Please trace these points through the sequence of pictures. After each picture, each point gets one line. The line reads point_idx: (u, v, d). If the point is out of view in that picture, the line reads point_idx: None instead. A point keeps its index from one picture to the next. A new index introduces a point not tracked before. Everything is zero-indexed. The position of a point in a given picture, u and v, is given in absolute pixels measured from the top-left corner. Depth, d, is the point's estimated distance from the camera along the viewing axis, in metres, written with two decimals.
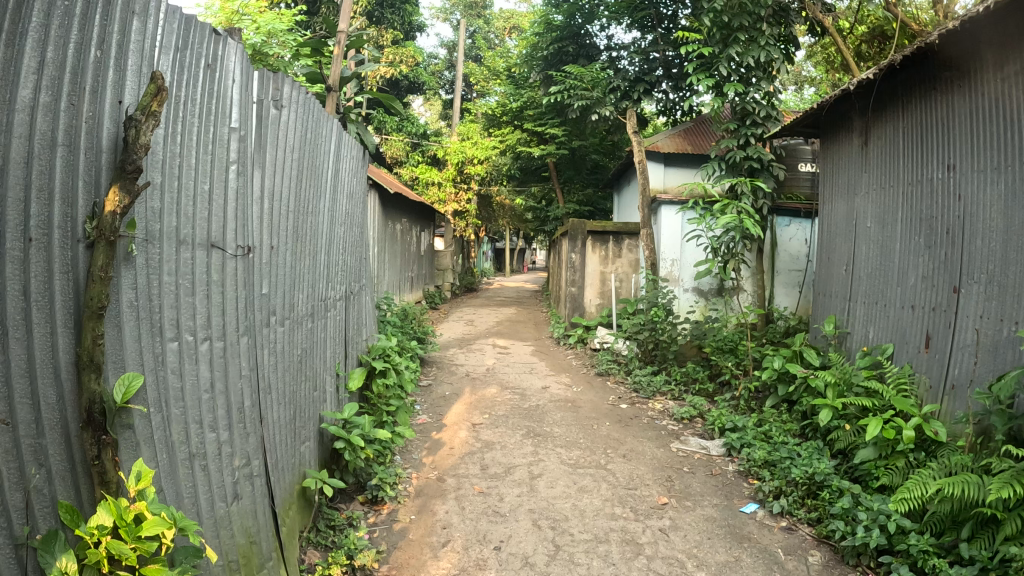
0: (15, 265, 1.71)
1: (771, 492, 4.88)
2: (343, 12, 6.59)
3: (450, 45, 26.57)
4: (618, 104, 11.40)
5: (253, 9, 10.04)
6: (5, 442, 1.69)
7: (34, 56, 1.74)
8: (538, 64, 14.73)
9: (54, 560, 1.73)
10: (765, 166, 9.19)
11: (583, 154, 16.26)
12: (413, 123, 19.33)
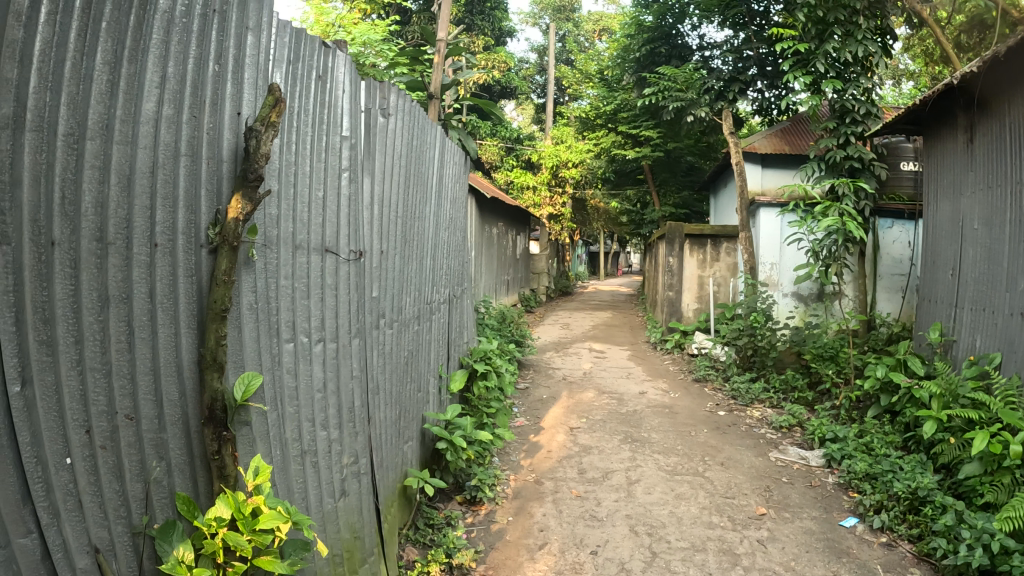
0: (143, 268, 1.80)
1: (871, 506, 4.74)
2: (443, 18, 6.72)
3: (541, 49, 26.68)
4: (713, 104, 11.50)
5: (348, 22, 10.39)
6: (129, 437, 1.78)
7: (156, 72, 1.83)
8: (631, 66, 14.67)
9: (172, 549, 1.82)
10: (866, 166, 8.97)
11: (678, 158, 16.08)
12: (507, 129, 19.65)
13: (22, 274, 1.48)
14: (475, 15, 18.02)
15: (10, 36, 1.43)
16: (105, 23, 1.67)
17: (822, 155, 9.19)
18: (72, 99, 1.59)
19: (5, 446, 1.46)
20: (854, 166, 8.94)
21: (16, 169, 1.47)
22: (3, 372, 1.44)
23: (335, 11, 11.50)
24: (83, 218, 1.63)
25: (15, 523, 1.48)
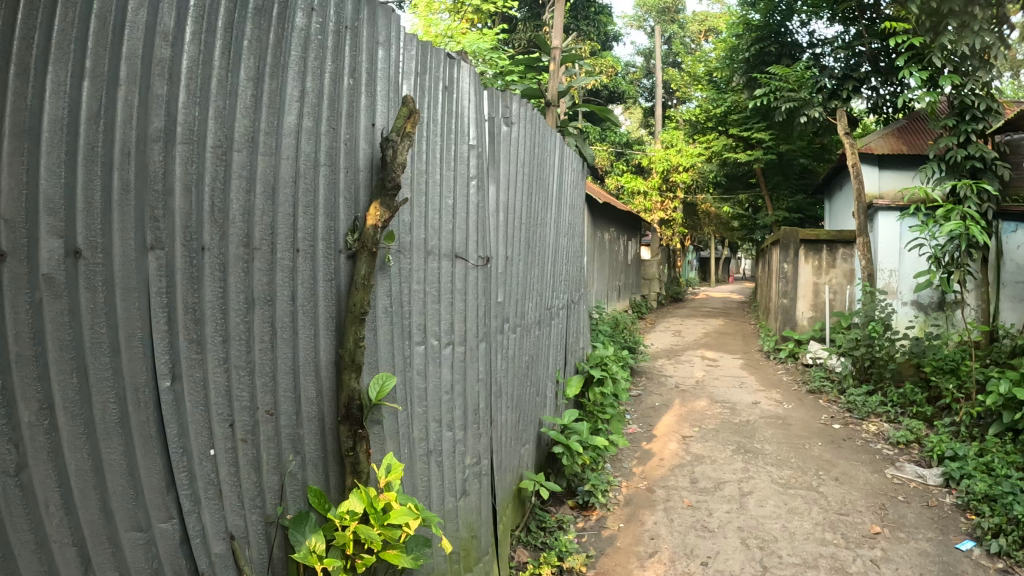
0: (285, 272, 1.90)
1: (989, 529, 4.54)
2: (558, 27, 6.76)
3: (647, 52, 26.45)
4: (827, 103, 11.04)
5: (457, 33, 10.56)
6: (270, 431, 1.88)
7: (296, 86, 1.94)
8: (739, 67, 14.39)
9: (304, 539, 1.87)
10: (989, 166, 8.54)
11: (792, 159, 15.68)
12: (615, 133, 19.72)
13: (174, 276, 1.58)
14: (580, 19, 18.12)
15: (158, 55, 1.54)
16: (247, 41, 1.77)
17: (942, 155, 8.90)
18: (220, 113, 1.69)
19: (154, 437, 1.56)
20: (975, 166, 8.54)
21: (170, 180, 1.57)
22: (155, 367, 1.55)
23: (443, 22, 11.68)
24: (230, 225, 1.73)
25: (158, 509, 1.58)
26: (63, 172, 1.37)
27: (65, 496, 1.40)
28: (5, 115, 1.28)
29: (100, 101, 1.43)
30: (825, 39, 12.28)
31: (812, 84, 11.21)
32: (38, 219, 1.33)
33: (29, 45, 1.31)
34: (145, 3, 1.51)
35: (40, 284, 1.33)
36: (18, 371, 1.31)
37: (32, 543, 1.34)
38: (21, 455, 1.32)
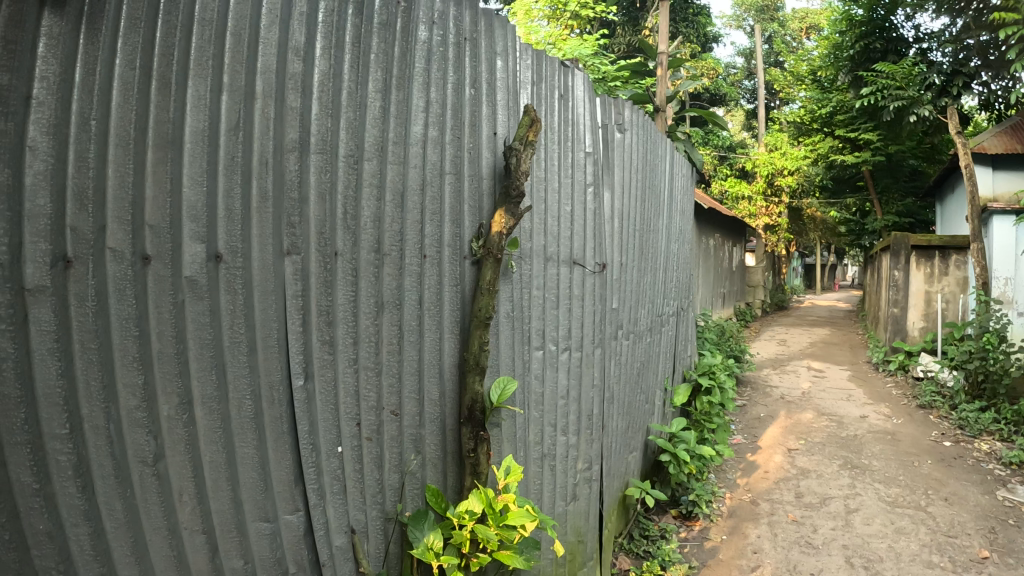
0: (414, 277, 1.97)
1: None
2: (663, 32, 6.72)
3: (748, 53, 25.93)
4: (936, 101, 11.16)
5: (557, 40, 10.46)
6: (394, 430, 1.94)
7: (422, 97, 2.00)
8: (844, 66, 13.99)
9: (422, 535, 1.91)
10: None
11: (902, 159, 15.15)
12: (718, 136, 19.41)
13: (307, 279, 1.66)
14: (680, 21, 17.81)
15: (292, 69, 1.62)
16: (374, 55, 1.84)
17: None
18: (351, 124, 1.76)
19: (285, 433, 1.64)
20: None
21: (304, 189, 1.65)
22: (290, 367, 1.63)
23: (541, 28, 11.60)
24: (362, 231, 1.80)
25: (286, 501, 1.65)
26: (205, 180, 1.45)
27: (199, 486, 1.48)
28: (149, 127, 1.38)
29: (238, 113, 1.51)
30: (932, 32, 11.91)
31: (920, 79, 11.43)
32: (181, 225, 1.42)
33: (169, 62, 1.41)
34: (276, 21, 1.60)
35: (183, 285, 1.42)
36: (160, 368, 1.39)
37: (164, 529, 1.43)
38: (159, 446, 1.41)
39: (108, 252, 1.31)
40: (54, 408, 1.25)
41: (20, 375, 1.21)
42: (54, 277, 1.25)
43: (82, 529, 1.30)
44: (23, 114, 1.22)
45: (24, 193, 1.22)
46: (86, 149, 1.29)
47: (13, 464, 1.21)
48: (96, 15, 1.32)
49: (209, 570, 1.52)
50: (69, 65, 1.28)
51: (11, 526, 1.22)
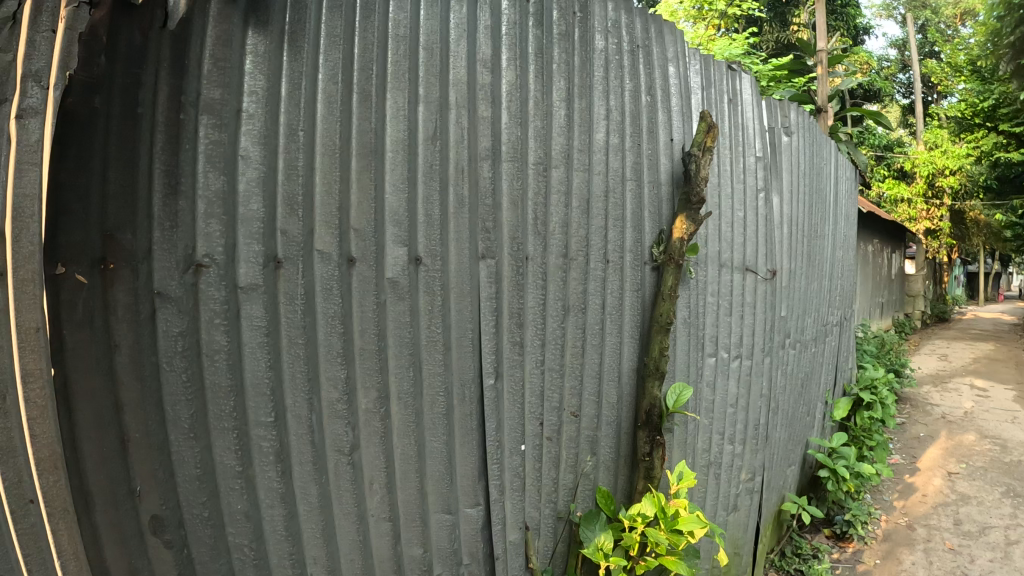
0: (598, 282, 2.04)
1: None
2: (822, 29, 6.52)
3: (904, 47, 24.72)
4: None
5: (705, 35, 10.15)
6: (572, 431, 2.03)
7: (603, 105, 2.08)
8: (1007, 55, 13.25)
9: (593, 535, 2.00)
10: None
11: None
12: (874, 136, 18.62)
13: (500, 283, 1.74)
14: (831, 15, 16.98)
15: (481, 80, 1.72)
16: (555, 65, 1.94)
17: None
18: (538, 132, 1.85)
19: (473, 429, 1.71)
20: None
21: (496, 196, 1.73)
22: (481, 366, 1.70)
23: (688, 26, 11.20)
24: (551, 235, 1.88)
25: (467, 495, 1.72)
26: (406, 187, 1.55)
27: (389, 477, 1.57)
28: (353, 138, 1.48)
29: (435, 124, 1.61)
30: None
31: None
32: (384, 229, 1.52)
33: (368, 76, 1.52)
34: (465, 35, 1.70)
35: (385, 286, 1.52)
36: (360, 363, 1.50)
37: (354, 515, 1.53)
38: (355, 437, 1.51)
39: (315, 254, 1.42)
40: (260, 398, 1.37)
41: (230, 367, 1.33)
42: (265, 276, 1.36)
43: (276, 511, 1.42)
44: (236, 126, 1.35)
45: (238, 198, 1.34)
46: (296, 157, 1.41)
47: (218, 447, 1.34)
48: (298, 34, 1.45)
49: (390, 557, 1.60)
50: (275, 79, 1.40)
51: (210, 504, 1.35)
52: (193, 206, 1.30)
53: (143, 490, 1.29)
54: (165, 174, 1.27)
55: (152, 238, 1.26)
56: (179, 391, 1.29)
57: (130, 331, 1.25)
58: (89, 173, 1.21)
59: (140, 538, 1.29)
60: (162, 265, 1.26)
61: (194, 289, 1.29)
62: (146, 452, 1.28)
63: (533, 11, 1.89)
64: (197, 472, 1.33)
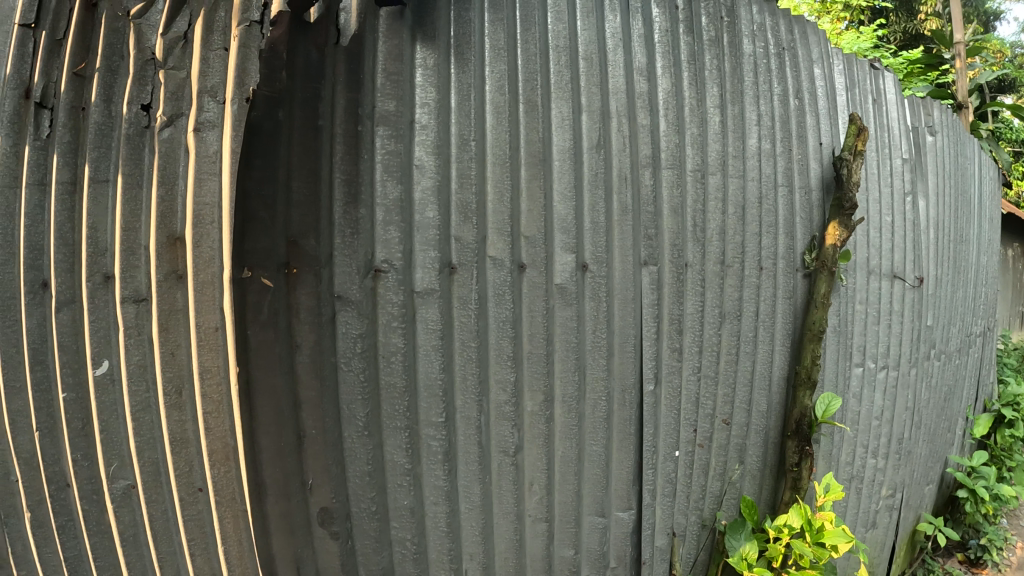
0: (752, 289, 2.03)
1: None
2: (958, 19, 6.21)
3: None
4: None
5: (833, 26, 9.77)
6: (723, 439, 2.06)
7: (755, 108, 2.06)
8: None
9: (739, 545, 2.00)
10: None
11: None
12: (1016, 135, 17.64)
13: (661, 290, 1.75)
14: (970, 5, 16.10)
15: (639, 89, 1.76)
16: (707, 70, 1.94)
17: None
18: (694, 140, 1.86)
19: (630, 434, 1.74)
20: None
21: (657, 204, 1.75)
22: (642, 372, 1.72)
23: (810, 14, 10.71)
24: (709, 242, 1.89)
25: (620, 498, 1.75)
26: (573, 195, 1.58)
27: (549, 479, 1.63)
28: (521, 147, 1.53)
29: (599, 134, 1.64)
30: None
31: None
32: (553, 237, 1.56)
33: (534, 87, 1.57)
34: (621, 44, 1.74)
35: (553, 292, 1.56)
36: (529, 367, 1.55)
37: (513, 514, 1.60)
38: (520, 438, 1.57)
39: (487, 261, 1.47)
40: (432, 398, 1.43)
41: (405, 367, 1.40)
42: (441, 281, 1.41)
43: (440, 507, 1.49)
44: (411, 137, 1.41)
45: (414, 205, 1.40)
46: (468, 167, 1.45)
47: (390, 445, 1.42)
48: (464, 46, 1.50)
49: (543, 556, 1.66)
50: (445, 91, 1.46)
51: (378, 499, 1.45)
52: (372, 214, 1.36)
53: (316, 484, 1.41)
54: (345, 185, 1.35)
55: (334, 245, 1.34)
56: (357, 392, 1.37)
57: (311, 333, 1.34)
58: (276, 184, 1.31)
59: (307, 528, 1.42)
60: (344, 268, 1.34)
61: (372, 293, 1.36)
62: (321, 447, 1.39)
63: (683, 19, 1.91)
64: (368, 468, 1.42)
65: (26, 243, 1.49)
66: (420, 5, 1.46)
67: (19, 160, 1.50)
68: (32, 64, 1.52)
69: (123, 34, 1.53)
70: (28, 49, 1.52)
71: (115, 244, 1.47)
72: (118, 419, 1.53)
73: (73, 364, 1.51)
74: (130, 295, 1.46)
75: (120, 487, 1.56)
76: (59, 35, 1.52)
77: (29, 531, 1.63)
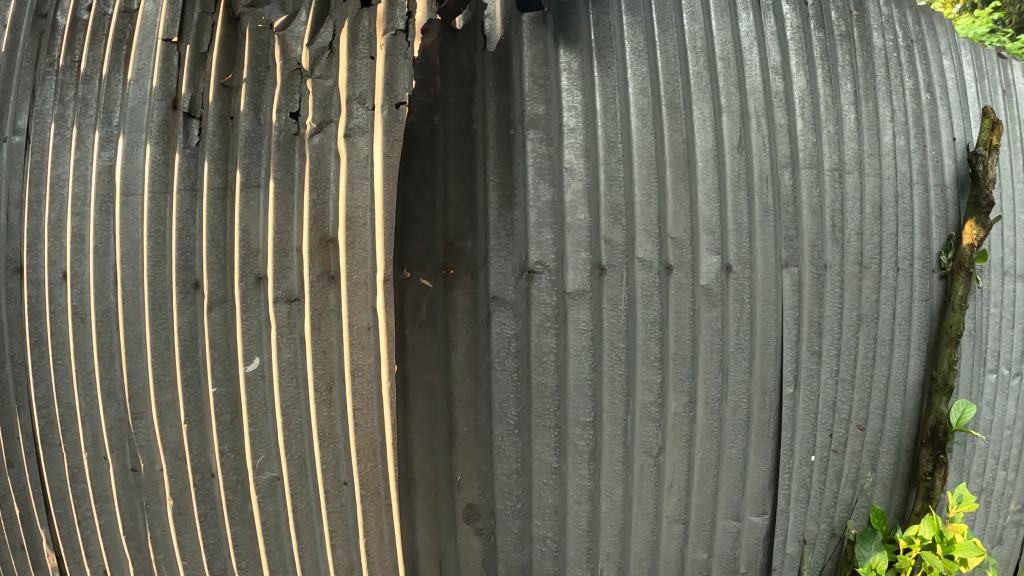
0: (889, 291, 1.97)
1: None
2: None
3: None
4: None
5: None
6: (857, 446, 2.01)
7: (888, 105, 2.00)
8: None
9: (869, 554, 1.97)
10: None
11: None
12: None
13: (801, 292, 1.73)
14: None
15: (775, 87, 1.75)
16: (841, 66, 1.91)
17: None
18: (832, 139, 1.82)
19: (768, 438, 1.72)
20: None
21: (797, 204, 1.72)
22: (782, 375, 1.70)
23: None
24: (847, 242, 1.84)
25: (754, 503, 1.74)
26: (717, 196, 1.59)
27: (688, 481, 1.65)
28: (666, 149, 1.57)
29: (739, 135, 1.65)
30: None
31: None
32: (699, 238, 1.57)
33: (676, 89, 1.61)
34: (756, 41, 1.75)
35: (699, 294, 1.57)
36: (675, 367, 1.57)
37: (651, 515, 1.63)
38: (662, 439, 1.60)
39: (637, 262, 1.50)
40: (581, 399, 1.48)
41: (557, 367, 1.46)
42: (592, 283, 1.46)
43: (582, 506, 1.55)
44: (561, 140, 1.47)
45: (566, 208, 1.46)
46: (616, 168, 1.50)
47: (538, 443, 1.48)
48: (606, 50, 1.56)
49: (676, 558, 1.70)
50: (590, 95, 1.51)
51: (523, 496, 1.50)
52: (526, 215, 1.43)
53: (463, 480, 1.47)
54: (499, 188, 1.42)
55: (489, 246, 1.41)
56: (509, 391, 1.44)
57: (467, 332, 1.41)
58: (433, 187, 1.39)
59: (452, 524, 1.48)
60: (499, 270, 1.41)
61: (526, 294, 1.42)
62: (471, 444, 1.45)
63: (813, 14, 1.89)
64: (515, 466, 1.48)
65: (179, 245, 1.57)
66: (560, 12, 1.53)
67: (168, 166, 1.60)
68: (177, 75, 1.65)
69: (268, 47, 1.61)
70: (174, 62, 1.66)
71: (267, 246, 1.52)
72: (266, 413, 1.57)
73: (224, 360, 1.56)
74: (282, 295, 1.50)
75: (263, 482, 1.60)
76: (203, 48, 1.65)
77: (171, 519, 1.71)
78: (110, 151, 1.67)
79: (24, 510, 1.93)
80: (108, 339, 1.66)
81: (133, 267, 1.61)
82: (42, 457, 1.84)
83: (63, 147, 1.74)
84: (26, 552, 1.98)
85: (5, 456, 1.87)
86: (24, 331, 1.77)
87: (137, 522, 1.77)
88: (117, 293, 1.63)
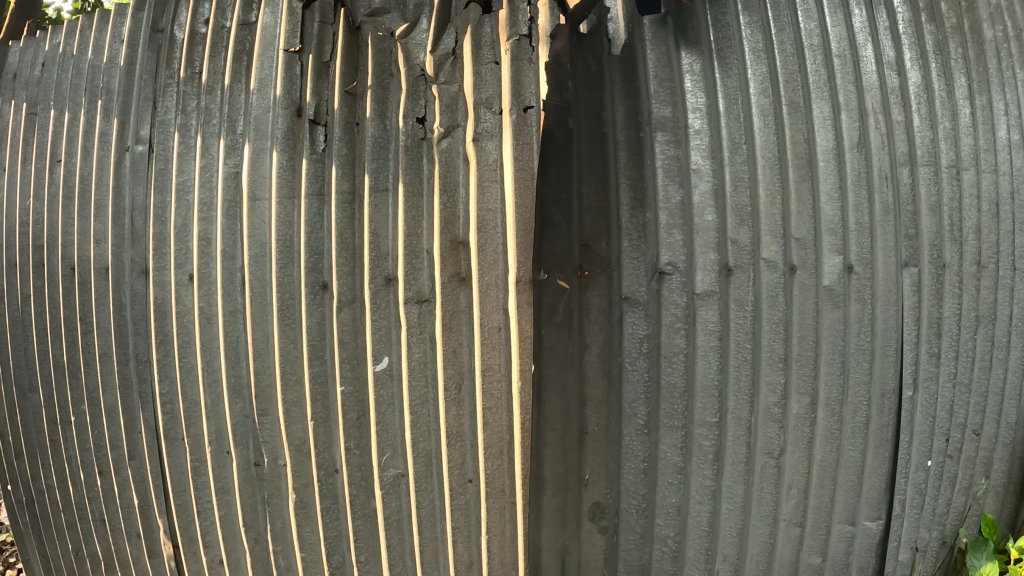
0: (1006, 293, 1.86)
1: None
2: None
3: None
4: None
5: None
6: (972, 450, 1.96)
7: (1002, 98, 1.88)
8: None
9: (981, 560, 1.91)
10: None
11: None
12: None
13: (921, 295, 1.70)
14: None
15: (890, 83, 1.73)
16: (954, 61, 1.86)
17: None
18: (949, 136, 1.79)
19: (888, 440, 1.68)
20: None
21: (916, 203, 1.70)
22: (903, 376, 1.67)
23: None
24: (966, 240, 1.79)
25: (869, 508, 1.72)
26: (839, 196, 1.60)
27: (806, 484, 1.65)
28: (788, 149, 1.58)
29: (859, 132, 1.64)
30: None
31: None
32: (821, 239, 1.58)
33: (795, 88, 1.61)
34: (869, 38, 1.74)
35: (822, 294, 1.57)
36: (797, 368, 1.58)
37: (769, 518, 1.65)
38: (784, 441, 1.61)
39: (762, 262, 1.52)
40: (708, 398, 1.52)
41: (685, 368, 1.50)
42: (719, 283, 1.49)
43: (704, 506, 1.59)
44: (688, 142, 1.51)
45: (694, 209, 1.49)
46: (742, 170, 1.52)
47: (665, 444, 1.53)
48: (725, 50, 1.59)
49: (791, 561, 1.71)
50: (713, 95, 1.54)
51: (648, 495, 1.55)
52: (657, 217, 1.47)
53: (592, 480, 1.53)
54: (631, 192, 1.47)
55: (622, 248, 1.45)
56: (640, 390, 1.49)
57: (601, 333, 1.46)
58: (569, 191, 1.44)
59: (578, 522, 1.54)
60: (631, 270, 1.46)
61: (657, 294, 1.47)
62: (601, 445, 1.51)
63: (924, 7, 1.87)
64: (642, 466, 1.53)
65: (308, 248, 1.62)
66: (678, 12, 1.59)
67: (294, 172, 1.65)
68: (300, 85, 1.71)
69: (390, 55, 1.67)
70: (296, 71, 1.72)
71: (397, 249, 1.57)
72: (394, 411, 1.61)
73: (352, 359, 1.62)
74: (413, 296, 1.55)
75: (388, 478, 1.64)
76: (326, 58, 1.72)
77: (292, 514, 1.76)
78: (236, 158, 1.73)
79: (142, 500, 2.02)
80: (234, 338, 1.72)
81: (261, 269, 1.67)
82: (164, 451, 1.90)
83: (187, 154, 1.79)
84: (143, 541, 2.09)
85: (127, 448, 1.99)
86: (147, 331, 1.85)
87: (257, 516, 1.83)
88: (245, 294, 1.69)
